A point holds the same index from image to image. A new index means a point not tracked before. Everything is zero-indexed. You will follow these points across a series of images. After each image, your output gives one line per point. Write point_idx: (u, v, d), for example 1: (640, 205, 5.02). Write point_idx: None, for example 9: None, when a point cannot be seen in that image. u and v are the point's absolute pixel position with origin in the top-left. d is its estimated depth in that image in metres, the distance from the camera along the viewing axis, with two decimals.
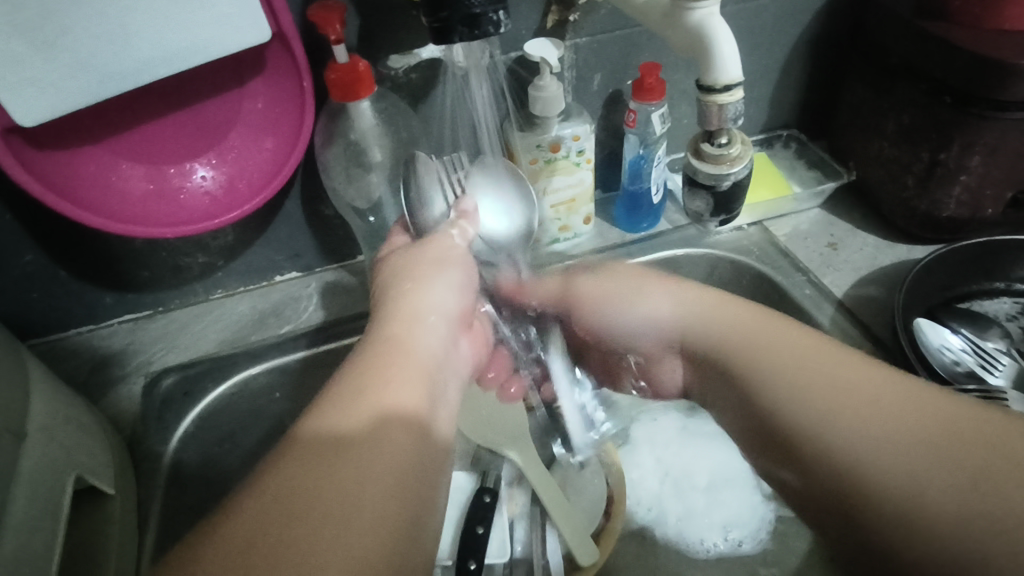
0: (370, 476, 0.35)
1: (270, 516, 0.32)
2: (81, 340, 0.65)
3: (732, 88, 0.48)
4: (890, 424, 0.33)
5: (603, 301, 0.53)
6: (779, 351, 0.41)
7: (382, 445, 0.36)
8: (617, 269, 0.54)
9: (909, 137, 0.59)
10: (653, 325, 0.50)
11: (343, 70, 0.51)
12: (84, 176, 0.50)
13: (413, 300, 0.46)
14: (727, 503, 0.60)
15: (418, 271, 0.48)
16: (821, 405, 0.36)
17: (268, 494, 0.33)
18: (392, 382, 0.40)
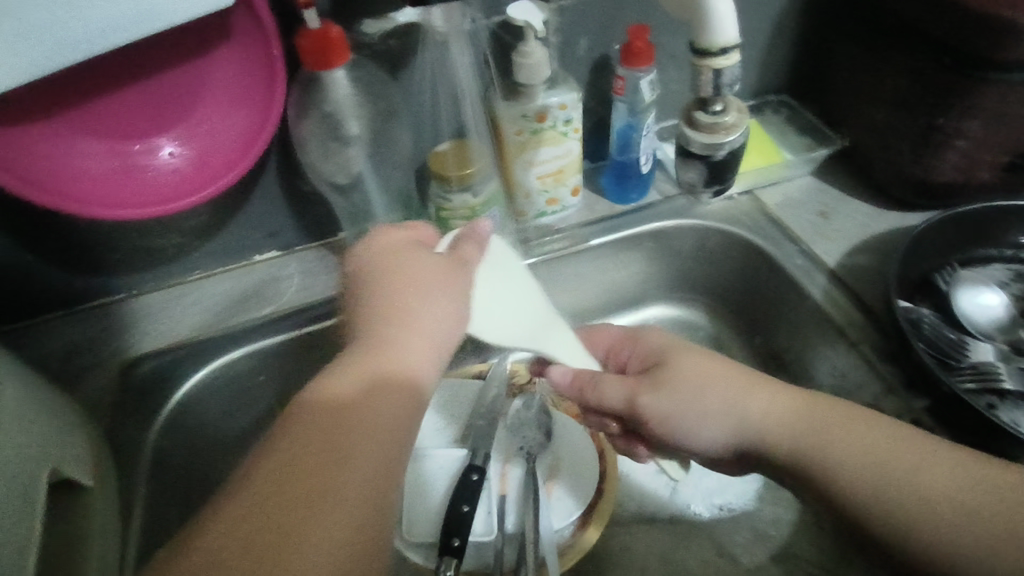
0: (364, 463, 0.36)
1: (257, 521, 0.32)
2: (54, 326, 0.62)
3: (728, 51, 0.46)
4: (948, 508, 0.38)
5: (677, 413, 0.49)
6: (778, 415, 0.46)
7: (384, 415, 0.38)
8: (675, 372, 0.50)
9: (904, 101, 0.58)
10: (719, 436, 0.48)
11: (315, 36, 0.48)
12: (34, 155, 0.47)
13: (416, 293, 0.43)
14: (713, 467, 0.61)
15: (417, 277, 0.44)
16: (914, 488, 0.40)
17: (272, 468, 0.34)
18: (399, 343, 0.41)
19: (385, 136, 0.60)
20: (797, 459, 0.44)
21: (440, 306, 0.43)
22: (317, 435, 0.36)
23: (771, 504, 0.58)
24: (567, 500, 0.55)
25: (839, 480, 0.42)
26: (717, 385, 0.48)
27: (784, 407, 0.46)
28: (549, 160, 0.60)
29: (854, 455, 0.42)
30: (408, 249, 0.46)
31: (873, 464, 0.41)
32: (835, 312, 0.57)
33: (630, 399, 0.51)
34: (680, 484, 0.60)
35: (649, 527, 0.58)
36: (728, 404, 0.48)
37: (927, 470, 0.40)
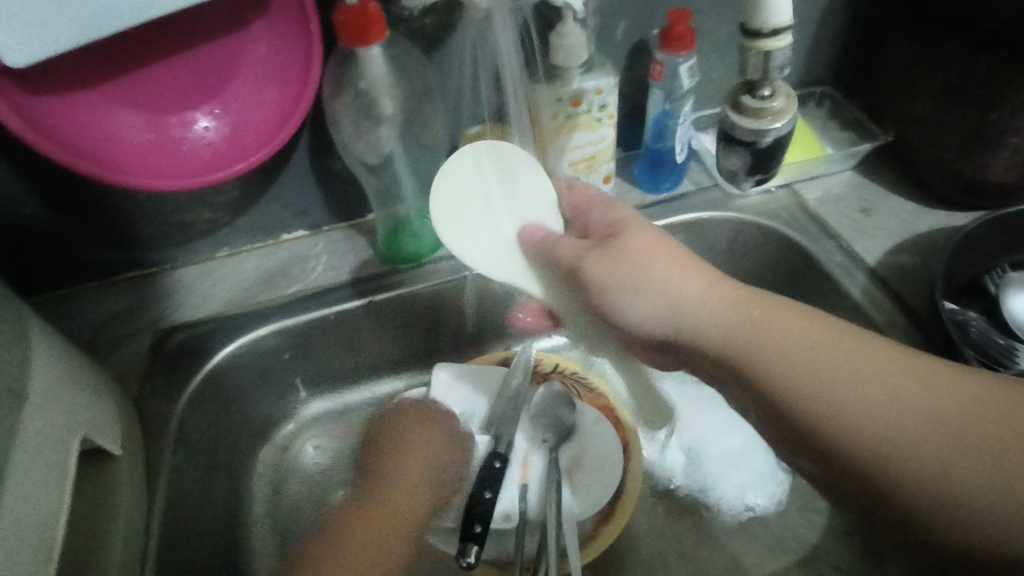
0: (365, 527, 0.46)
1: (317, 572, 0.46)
2: (87, 296, 0.63)
3: (782, 31, 0.45)
4: (889, 404, 0.35)
5: (624, 278, 0.47)
6: (710, 303, 0.45)
7: (411, 504, 0.51)
8: (628, 243, 0.48)
9: (958, 95, 0.55)
10: (653, 319, 0.47)
11: (352, 11, 0.47)
12: (71, 123, 0.47)
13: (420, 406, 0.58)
14: (746, 464, 0.58)
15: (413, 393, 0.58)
16: (858, 381, 0.37)
17: (337, 534, 0.49)
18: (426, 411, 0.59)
19: (418, 117, 0.59)
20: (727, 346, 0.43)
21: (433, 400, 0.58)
22: (356, 523, 0.49)
23: (795, 505, 0.57)
24: (591, 491, 0.55)
25: (775, 370, 0.40)
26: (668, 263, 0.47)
27: (726, 298, 0.44)
28: (582, 146, 0.59)
29: (801, 350, 0.40)
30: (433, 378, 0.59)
31: (814, 359, 0.39)
32: (874, 312, 0.55)
33: (577, 260, 0.50)
34: (707, 477, 0.59)
35: (671, 524, 0.57)
36: (666, 289, 0.46)
37: (873, 365, 0.37)
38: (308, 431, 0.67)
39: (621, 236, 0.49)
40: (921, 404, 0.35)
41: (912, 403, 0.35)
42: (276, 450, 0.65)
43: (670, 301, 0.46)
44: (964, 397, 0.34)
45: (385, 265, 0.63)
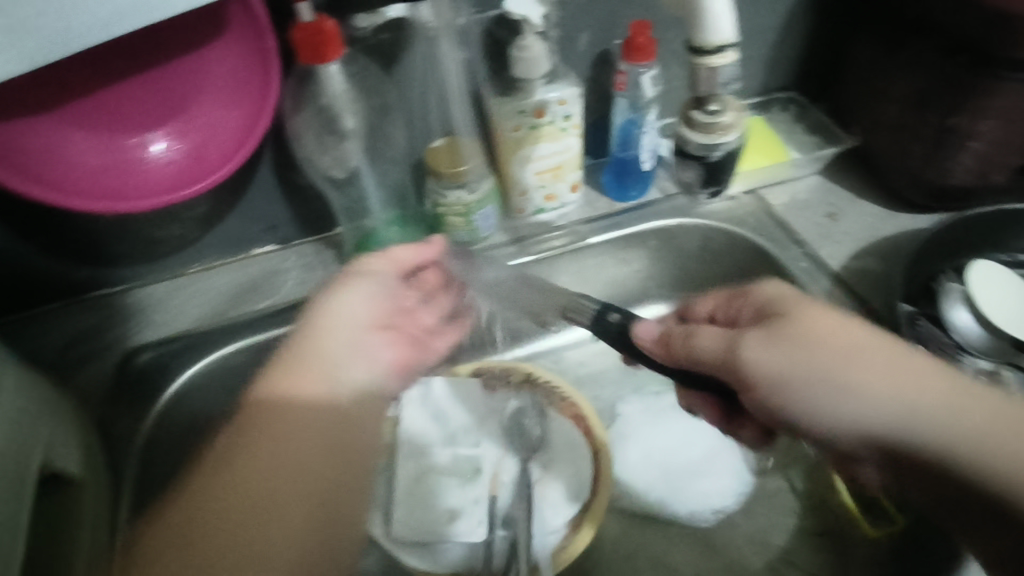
0: (278, 471, 0.44)
1: (214, 536, 0.40)
2: (55, 316, 0.62)
3: (725, 49, 0.45)
4: (960, 431, 0.39)
5: (784, 374, 0.44)
6: (878, 368, 0.42)
7: (281, 478, 0.44)
8: (796, 321, 0.45)
9: (919, 102, 0.56)
10: (845, 423, 0.42)
11: (308, 30, 0.47)
12: (29, 149, 0.46)
13: (340, 298, 0.52)
14: (710, 470, 0.59)
15: (341, 286, 0.53)
16: (959, 441, 0.39)
17: (222, 484, 0.43)
18: (327, 327, 0.51)
19: (382, 132, 0.59)
20: (883, 418, 0.41)
21: (357, 305, 0.53)
22: (217, 516, 0.41)
23: (766, 508, 0.58)
24: (560, 503, 0.55)
25: (948, 439, 0.39)
26: (868, 360, 0.42)
27: (849, 348, 0.43)
28: (547, 156, 0.59)
29: (919, 413, 0.40)
30: (348, 284, 0.53)
31: (860, 389, 0.42)
32: None
33: (732, 349, 0.46)
34: (671, 487, 0.58)
35: (644, 531, 0.57)
36: (842, 387, 0.42)
37: (948, 397, 0.40)
38: None
39: (786, 313, 0.46)
40: (966, 432, 0.39)
41: (957, 418, 0.39)
42: None
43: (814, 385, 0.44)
44: (1005, 413, 0.39)
45: None
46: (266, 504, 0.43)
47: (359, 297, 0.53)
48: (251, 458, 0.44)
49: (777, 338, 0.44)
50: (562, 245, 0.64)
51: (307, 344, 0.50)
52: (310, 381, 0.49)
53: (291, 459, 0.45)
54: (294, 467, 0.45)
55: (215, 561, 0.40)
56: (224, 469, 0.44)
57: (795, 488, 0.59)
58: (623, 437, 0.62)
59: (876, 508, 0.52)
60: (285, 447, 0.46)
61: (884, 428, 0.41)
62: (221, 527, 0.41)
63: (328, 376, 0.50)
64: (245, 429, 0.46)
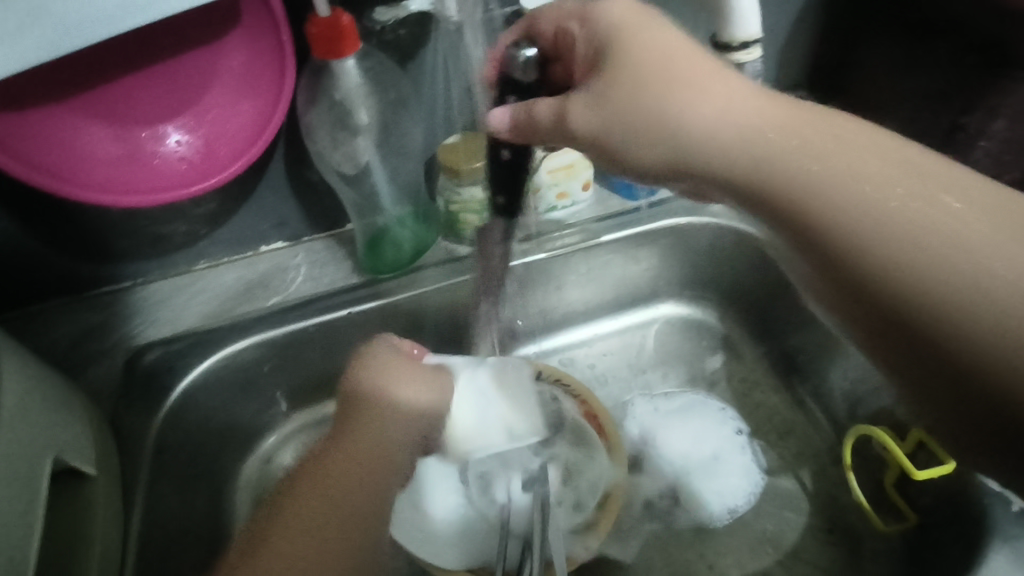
0: (337, 496, 0.47)
1: (289, 520, 0.45)
2: (60, 312, 0.62)
3: (750, 46, 0.46)
4: (966, 262, 0.33)
5: (608, 118, 0.42)
6: (858, 163, 0.37)
7: (361, 477, 0.48)
8: (629, 56, 0.42)
9: (929, 99, 0.56)
10: (661, 159, 0.42)
11: (325, 24, 0.47)
12: (41, 139, 0.46)
13: (397, 376, 0.52)
14: (720, 470, 0.59)
15: (392, 372, 0.53)
16: (943, 268, 0.33)
17: (308, 481, 0.48)
18: (387, 404, 0.51)
19: (394, 128, 0.59)
20: (844, 198, 0.37)
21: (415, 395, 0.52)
22: (306, 493, 0.47)
23: (777, 506, 0.58)
24: (573, 500, 0.55)
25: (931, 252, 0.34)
26: (840, 145, 0.38)
27: (824, 137, 0.39)
28: (561, 154, 0.59)
29: (906, 215, 0.35)
30: (402, 366, 0.53)
31: (844, 204, 0.37)
32: None
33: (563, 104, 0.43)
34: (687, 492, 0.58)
35: (656, 531, 0.57)
36: (709, 125, 0.40)
37: (948, 209, 0.35)
38: (288, 445, 0.65)
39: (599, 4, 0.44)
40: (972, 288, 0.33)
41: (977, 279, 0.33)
42: (258, 466, 0.64)
43: (765, 162, 0.39)
44: None
45: (366, 274, 0.63)
46: (299, 551, 0.44)
47: (430, 388, 0.53)
48: (318, 481, 0.48)
49: (602, 93, 0.42)
50: (573, 243, 0.63)
51: (369, 380, 0.52)
52: (394, 425, 0.51)
53: (341, 480, 0.48)
54: (347, 513, 0.47)
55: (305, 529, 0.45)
56: (306, 469, 0.49)
57: (806, 487, 0.58)
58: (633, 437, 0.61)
59: (889, 506, 0.53)
60: (344, 444, 0.50)
61: (795, 194, 0.38)
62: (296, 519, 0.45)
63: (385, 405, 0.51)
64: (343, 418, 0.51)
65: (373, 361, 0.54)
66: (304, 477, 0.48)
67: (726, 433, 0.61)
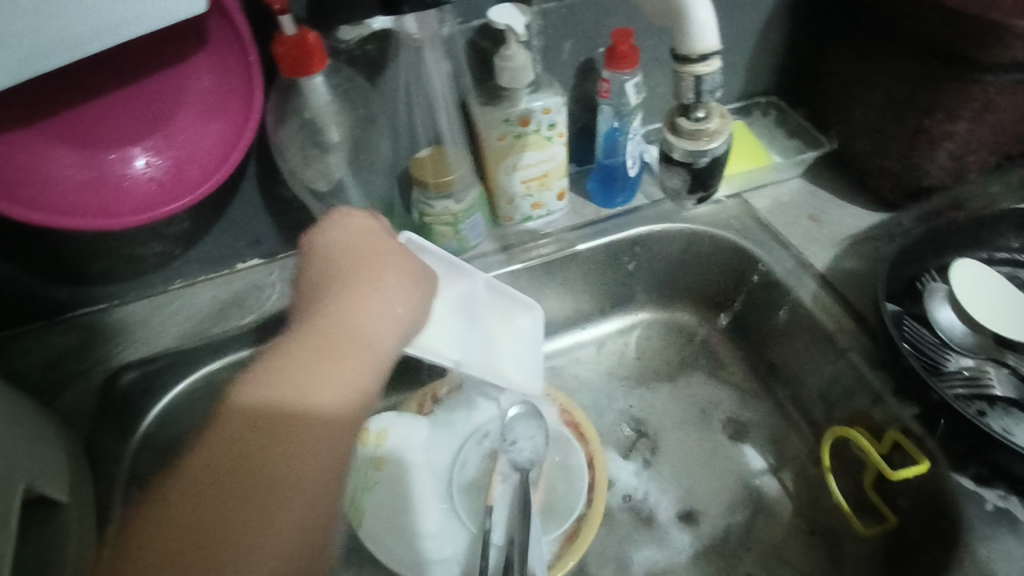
0: (307, 474, 0.36)
1: (203, 500, 0.34)
2: (31, 338, 0.61)
3: (710, 58, 0.46)
4: None
5: None
6: None
7: (315, 434, 0.37)
8: None
9: (892, 104, 0.57)
10: None
11: (290, 43, 0.47)
12: (6, 166, 0.46)
13: (375, 280, 0.44)
14: (698, 474, 0.60)
15: (373, 271, 0.45)
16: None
17: (230, 441, 0.36)
18: (355, 355, 0.41)
19: (367, 143, 0.58)
20: None
21: (392, 300, 0.45)
22: (249, 446, 0.36)
23: (760, 509, 0.58)
24: (556, 511, 0.55)
25: None
26: None
27: None
28: (533, 165, 0.59)
29: None
30: (386, 256, 0.47)
31: None
32: (823, 317, 0.56)
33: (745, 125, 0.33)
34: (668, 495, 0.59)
35: (641, 538, 0.57)
36: None
37: None
38: None
39: None
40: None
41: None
42: None
43: None
44: None
45: None
46: (243, 536, 0.33)
47: (419, 288, 0.46)
48: (292, 458, 0.36)
49: None
50: (551, 253, 0.63)
51: (342, 312, 0.43)
52: (385, 317, 0.44)
53: (313, 451, 0.36)
54: (323, 489, 0.36)
55: (226, 500, 0.34)
56: (255, 429, 0.36)
57: (787, 489, 0.59)
58: (613, 443, 0.63)
59: (869, 508, 0.53)
60: (326, 396, 0.39)
61: None
62: (218, 483, 0.34)
63: (353, 339, 0.42)
64: (309, 321, 0.43)
65: (326, 238, 0.48)
66: (271, 446, 0.36)
67: (708, 439, 0.62)
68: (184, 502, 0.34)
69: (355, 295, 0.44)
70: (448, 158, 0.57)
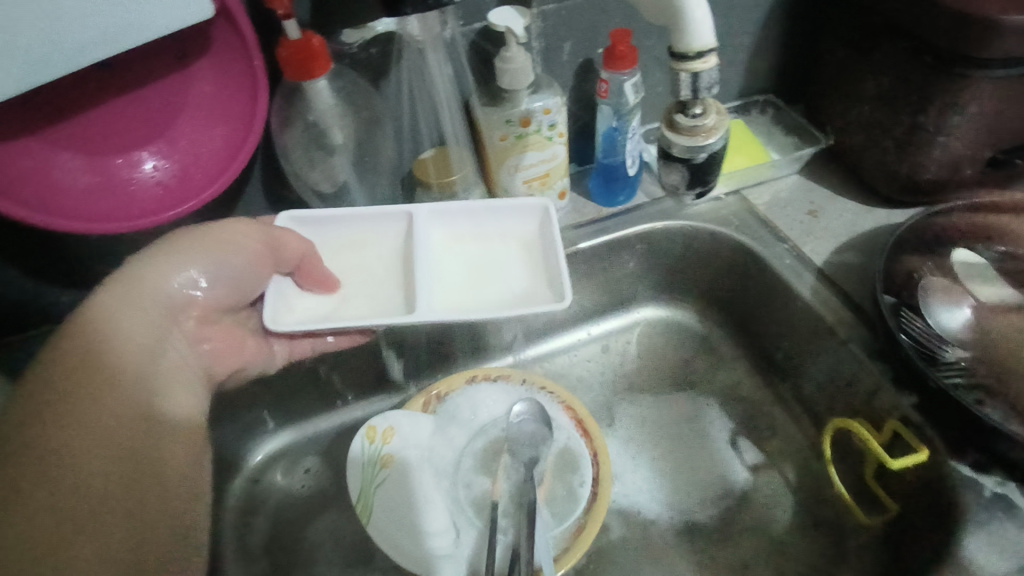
0: (87, 463, 0.41)
1: (2, 506, 0.37)
2: (41, 341, 0.62)
3: (706, 54, 0.47)
4: None
5: None
6: None
7: (114, 417, 0.43)
8: None
9: (887, 99, 0.58)
10: None
11: (295, 47, 0.48)
12: (16, 170, 0.46)
13: (160, 263, 0.48)
14: (702, 470, 0.60)
15: (158, 258, 0.49)
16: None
17: (20, 463, 0.39)
18: (112, 347, 0.45)
19: (370, 145, 0.59)
20: None
21: (166, 273, 0.48)
22: (14, 468, 0.39)
23: (763, 502, 0.58)
24: (561, 506, 0.55)
25: None
26: None
27: None
28: (535, 165, 0.60)
29: None
30: (171, 248, 0.49)
31: None
32: (822, 311, 0.57)
33: None
34: (655, 490, 0.59)
35: (644, 531, 0.58)
36: None
37: None
38: (277, 464, 0.65)
39: None
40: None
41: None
42: (247, 486, 0.63)
43: None
44: None
45: None
46: (77, 519, 0.38)
47: (191, 259, 0.49)
48: (66, 442, 0.40)
49: None
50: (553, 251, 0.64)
51: (105, 300, 0.46)
52: (145, 322, 0.47)
53: (101, 428, 0.42)
54: (112, 458, 0.42)
55: (32, 513, 0.37)
56: (30, 436, 0.40)
57: (789, 481, 0.59)
58: (616, 439, 0.63)
59: (871, 500, 0.54)
60: (98, 409, 0.43)
61: None
62: (6, 507, 0.37)
63: (126, 299, 0.47)
64: (69, 336, 0.45)
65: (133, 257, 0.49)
66: (47, 432, 0.40)
67: (711, 435, 0.63)
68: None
69: (114, 289, 0.47)
70: (449, 157, 0.60)
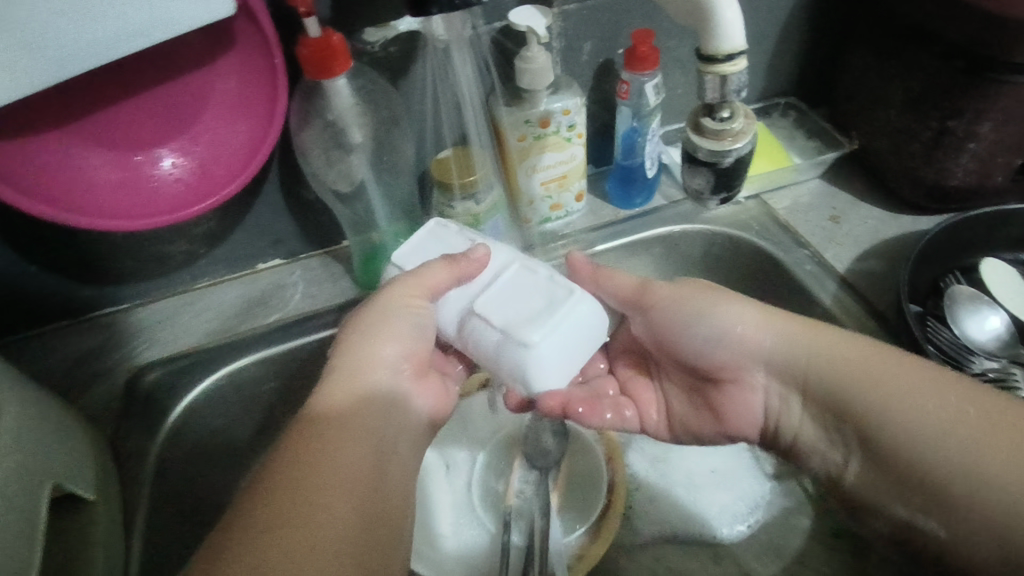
0: (331, 483, 0.39)
1: (265, 539, 0.35)
2: (57, 336, 0.62)
3: (736, 57, 0.46)
4: (920, 424, 0.39)
5: None
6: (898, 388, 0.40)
7: (362, 446, 0.41)
8: None
9: (916, 104, 0.57)
10: None
11: (316, 45, 0.48)
12: (37, 166, 0.47)
13: (383, 326, 0.45)
14: (721, 476, 0.59)
15: (375, 316, 0.46)
16: (915, 424, 0.39)
17: (288, 478, 0.38)
18: (366, 373, 0.45)
19: (388, 145, 0.59)
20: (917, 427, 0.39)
21: (404, 334, 0.46)
22: (286, 497, 0.37)
23: (781, 511, 0.58)
24: (574, 515, 0.55)
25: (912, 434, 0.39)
26: None
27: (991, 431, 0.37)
28: (552, 166, 0.60)
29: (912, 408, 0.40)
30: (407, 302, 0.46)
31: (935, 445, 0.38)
32: (844, 319, 0.56)
33: None
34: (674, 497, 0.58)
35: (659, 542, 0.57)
36: None
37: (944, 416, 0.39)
38: None
39: None
40: (982, 460, 0.37)
41: (964, 448, 0.38)
42: None
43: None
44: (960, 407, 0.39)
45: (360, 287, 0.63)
46: (307, 544, 0.36)
47: (419, 309, 0.47)
48: (258, 531, 0.36)
49: None
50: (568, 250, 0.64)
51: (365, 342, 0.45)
52: (396, 353, 0.46)
53: (338, 474, 0.39)
54: (362, 500, 0.39)
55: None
56: (307, 444, 0.40)
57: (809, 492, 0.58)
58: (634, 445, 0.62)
59: None
60: (346, 450, 0.41)
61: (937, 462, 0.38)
62: (267, 562, 0.35)
63: (374, 337, 0.45)
64: (342, 358, 0.45)
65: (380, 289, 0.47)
66: (297, 508, 0.37)
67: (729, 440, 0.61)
68: (251, 534, 0.35)
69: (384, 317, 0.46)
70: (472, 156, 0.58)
